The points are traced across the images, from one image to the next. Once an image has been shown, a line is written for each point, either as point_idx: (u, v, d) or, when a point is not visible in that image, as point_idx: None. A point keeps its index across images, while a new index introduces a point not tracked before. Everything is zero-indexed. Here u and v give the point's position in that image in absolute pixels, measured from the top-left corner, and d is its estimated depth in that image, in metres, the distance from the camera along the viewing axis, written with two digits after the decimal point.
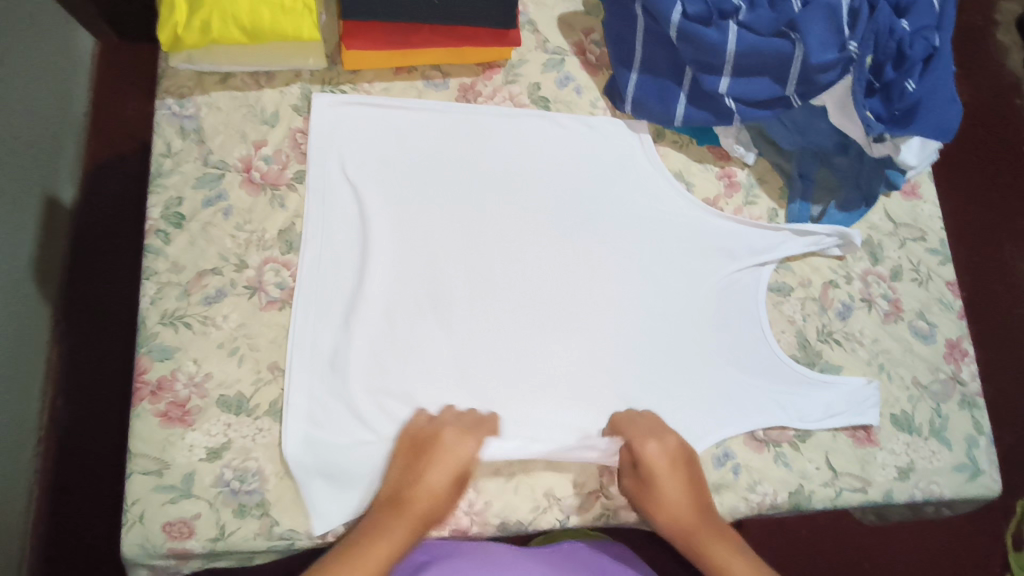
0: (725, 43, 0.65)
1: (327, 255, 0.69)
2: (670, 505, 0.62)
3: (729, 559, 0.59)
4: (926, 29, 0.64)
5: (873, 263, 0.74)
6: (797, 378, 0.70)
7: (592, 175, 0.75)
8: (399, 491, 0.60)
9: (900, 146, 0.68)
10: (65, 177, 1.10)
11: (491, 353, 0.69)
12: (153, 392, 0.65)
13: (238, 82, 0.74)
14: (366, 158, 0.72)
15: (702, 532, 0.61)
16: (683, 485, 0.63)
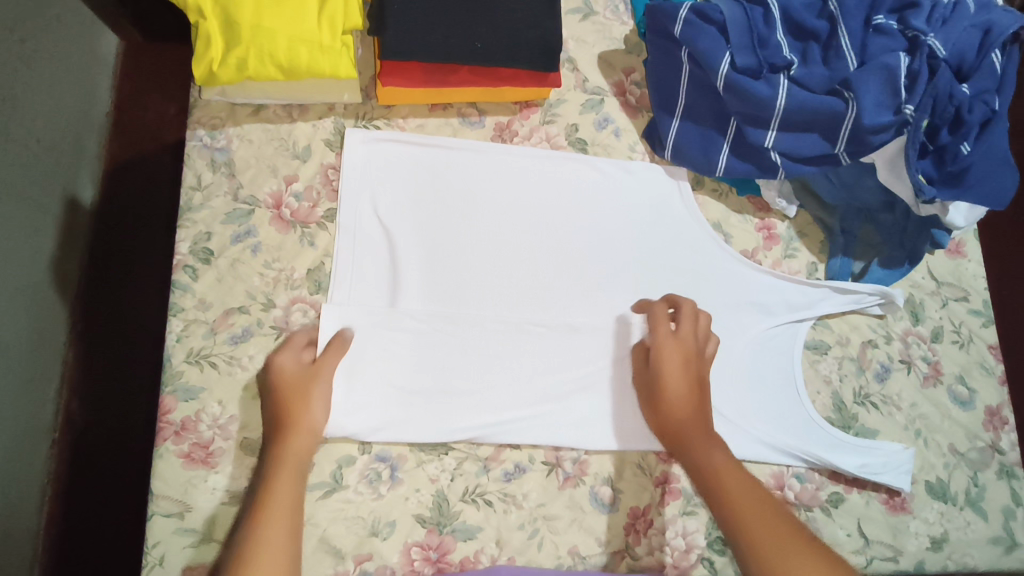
0: (774, 98, 0.63)
1: (355, 302, 0.66)
2: (670, 396, 0.64)
3: (712, 460, 0.59)
4: (986, 93, 0.62)
5: (913, 324, 0.72)
6: (836, 444, 0.68)
7: (629, 223, 0.73)
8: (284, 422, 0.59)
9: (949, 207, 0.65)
10: (85, 180, 1.09)
11: (523, 409, 0.67)
12: (176, 432, 0.64)
13: (270, 115, 0.72)
14: (398, 198, 0.69)
15: (692, 436, 0.61)
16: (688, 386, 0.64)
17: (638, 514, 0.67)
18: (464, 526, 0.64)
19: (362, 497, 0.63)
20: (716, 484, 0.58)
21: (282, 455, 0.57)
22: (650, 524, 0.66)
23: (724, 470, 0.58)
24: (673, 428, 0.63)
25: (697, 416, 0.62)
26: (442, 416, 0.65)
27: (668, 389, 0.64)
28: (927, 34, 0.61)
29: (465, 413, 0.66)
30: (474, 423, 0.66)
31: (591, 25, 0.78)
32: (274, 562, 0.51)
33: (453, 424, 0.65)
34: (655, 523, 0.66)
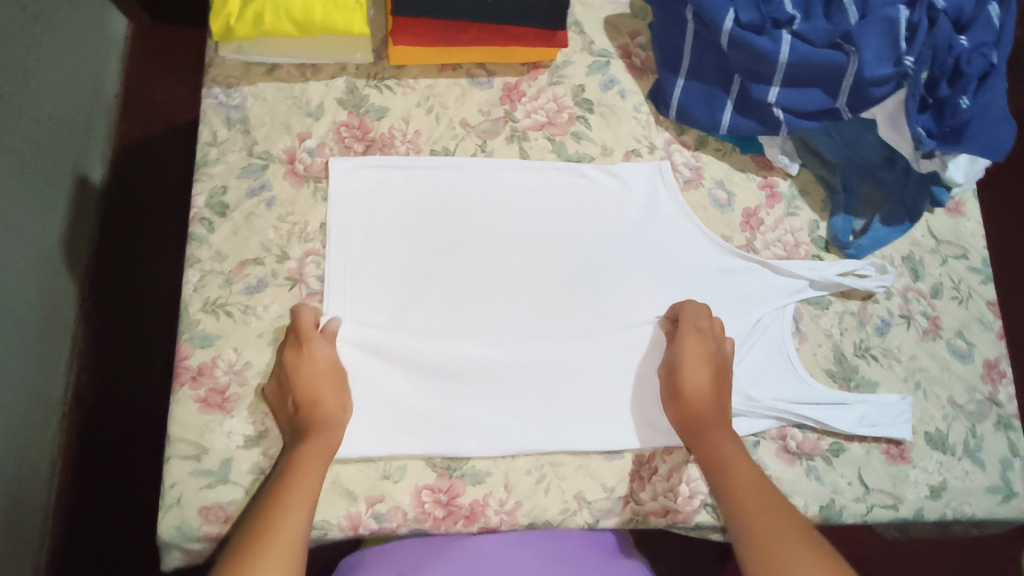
0: (777, 52, 0.65)
1: (355, 318, 0.67)
2: (692, 391, 0.65)
3: (727, 449, 0.62)
4: (984, 47, 0.63)
5: (913, 280, 0.74)
6: (841, 412, 0.68)
7: (627, 192, 0.74)
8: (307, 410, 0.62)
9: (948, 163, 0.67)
10: (94, 157, 1.11)
11: (524, 403, 0.68)
12: (193, 377, 0.66)
13: (284, 74, 0.74)
14: (404, 182, 0.72)
15: (711, 417, 0.64)
16: (714, 376, 0.66)
17: (643, 461, 0.68)
18: (473, 471, 0.66)
19: (375, 443, 0.64)
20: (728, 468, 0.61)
21: (305, 454, 0.59)
22: (654, 471, 0.68)
23: (734, 456, 0.62)
24: (699, 405, 0.64)
25: (719, 403, 0.65)
26: (440, 415, 0.66)
27: (700, 374, 0.66)
28: None
29: (458, 405, 0.67)
30: (473, 419, 0.66)
31: None
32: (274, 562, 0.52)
33: (454, 419, 0.66)
34: (660, 470, 0.68)
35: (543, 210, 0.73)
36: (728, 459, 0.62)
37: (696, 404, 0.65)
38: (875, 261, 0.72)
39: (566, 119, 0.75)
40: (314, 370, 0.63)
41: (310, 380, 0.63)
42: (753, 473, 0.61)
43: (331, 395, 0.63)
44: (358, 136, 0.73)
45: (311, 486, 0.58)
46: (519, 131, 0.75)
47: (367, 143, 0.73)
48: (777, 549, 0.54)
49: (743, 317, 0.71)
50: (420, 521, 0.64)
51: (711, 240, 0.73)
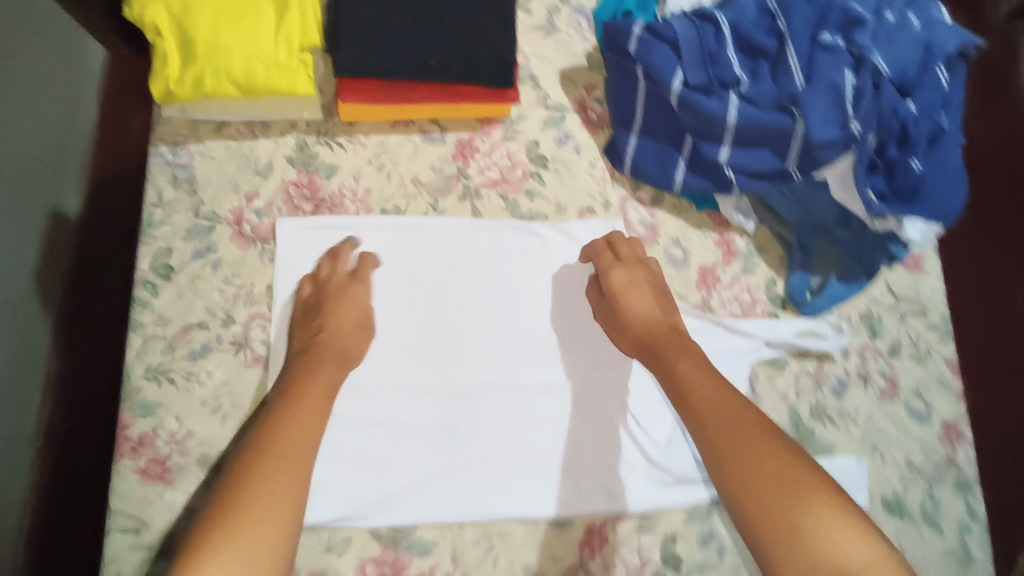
0: (726, 114, 0.64)
1: None
2: (631, 314, 0.67)
3: (676, 360, 0.62)
4: (933, 109, 0.62)
5: (871, 338, 0.72)
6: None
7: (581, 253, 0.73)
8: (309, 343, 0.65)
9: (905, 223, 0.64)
10: (70, 187, 1.09)
11: (472, 473, 0.66)
12: (133, 448, 0.65)
13: (233, 131, 0.73)
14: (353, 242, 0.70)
15: (660, 341, 0.64)
16: (651, 300, 0.67)
17: (595, 528, 0.66)
18: (420, 541, 0.64)
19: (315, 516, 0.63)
20: (682, 378, 0.60)
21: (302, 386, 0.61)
22: (605, 539, 0.66)
23: (687, 371, 0.61)
24: (648, 328, 0.66)
25: (667, 326, 0.66)
26: (383, 483, 0.65)
27: (633, 293, 0.67)
28: (872, 51, 0.61)
29: (401, 473, 0.65)
30: (417, 488, 0.65)
31: (553, 42, 0.79)
32: (275, 498, 0.52)
33: (396, 489, 0.65)
34: (611, 539, 0.66)
35: (495, 268, 0.71)
36: (679, 375, 0.61)
37: (647, 327, 0.65)
38: (830, 320, 0.72)
39: (520, 176, 0.74)
40: (355, 306, 0.67)
41: (338, 317, 0.66)
42: (710, 384, 0.59)
43: (352, 331, 0.66)
44: (307, 195, 0.72)
45: (314, 417, 0.59)
46: (471, 188, 0.74)
47: (316, 202, 0.72)
48: (738, 460, 0.53)
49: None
50: None
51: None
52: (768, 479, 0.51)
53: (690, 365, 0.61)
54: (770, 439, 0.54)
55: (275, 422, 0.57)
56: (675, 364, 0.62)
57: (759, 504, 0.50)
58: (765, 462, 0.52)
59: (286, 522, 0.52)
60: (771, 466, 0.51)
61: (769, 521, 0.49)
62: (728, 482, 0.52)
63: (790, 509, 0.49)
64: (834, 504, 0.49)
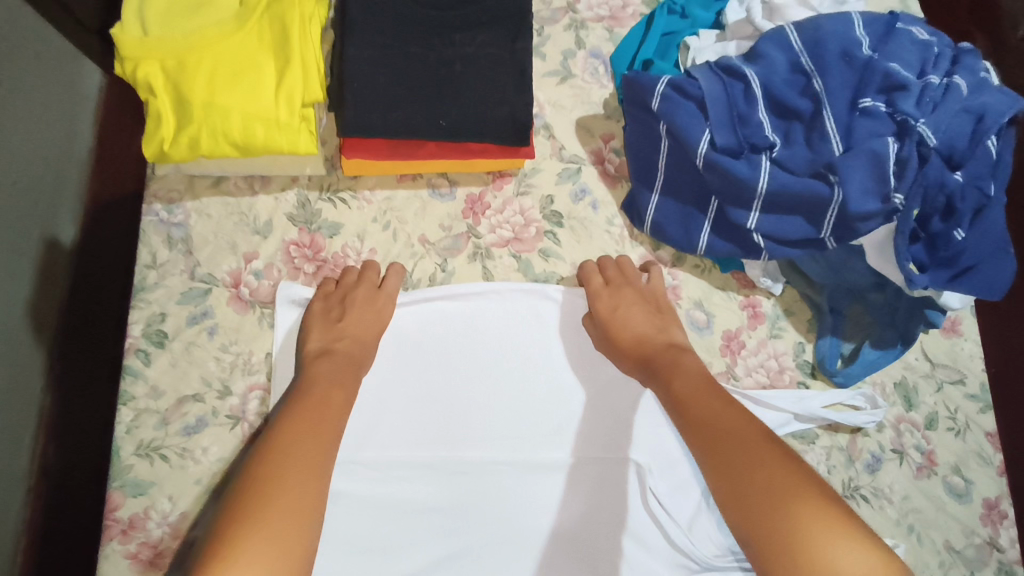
0: (756, 180, 0.60)
1: None
2: (628, 331, 0.64)
3: (675, 372, 0.60)
4: (981, 179, 0.58)
5: (906, 409, 0.68)
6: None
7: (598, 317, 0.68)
8: (330, 343, 0.62)
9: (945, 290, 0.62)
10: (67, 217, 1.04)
11: (482, 559, 0.62)
12: (123, 531, 0.61)
13: (231, 187, 0.69)
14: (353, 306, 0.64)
15: (657, 357, 0.62)
16: (646, 316, 0.65)
17: None
18: None
19: None
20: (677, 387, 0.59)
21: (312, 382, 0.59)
22: None
23: (679, 387, 0.59)
24: (644, 343, 0.64)
25: (664, 340, 0.63)
26: (388, 571, 0.60)
27: (627, 312, 0.65)
28: (917, 119, 0.56)
29: (407, 559, 0.61)
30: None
31: (569, 89, 0.75)
32: (299, 491, 0.49)
33: None
34: None
35: (507, 334, 0.67)
36: (676, 390, 0.58)
37: (643, 345, 0.63)
38: (864, 392, 0.67)
39: (534, 234, 0.70)
40: (364, 323, 0.64)
41: (348, 324, 0.63)
42: (711, 397, 0.56)
43: (364, 338, 0.64)
44: (309, 255, 0.68)
45: (336, 417, 0.57)
46: (482, 248, 0.69)
47: (318, 263, 0.68)
48: (744, 468, 0.50)
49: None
50: None
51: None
52: (781, 482, 0.48)
53: (686, 381, 0.59)
54: (772, 445, 0.51)
55: (287, 420, 0.54)
56: (670, 379, 0.60)
57: (771, 509, 0.47)
58: (774, 468, 0.49)
59: (307, 517, 0.48)
60: (782, 473, 0.48)
61: (747, 518, 0.48)
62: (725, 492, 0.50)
63: (795, 509, 0.46)
64: (820, 502, 0.46)
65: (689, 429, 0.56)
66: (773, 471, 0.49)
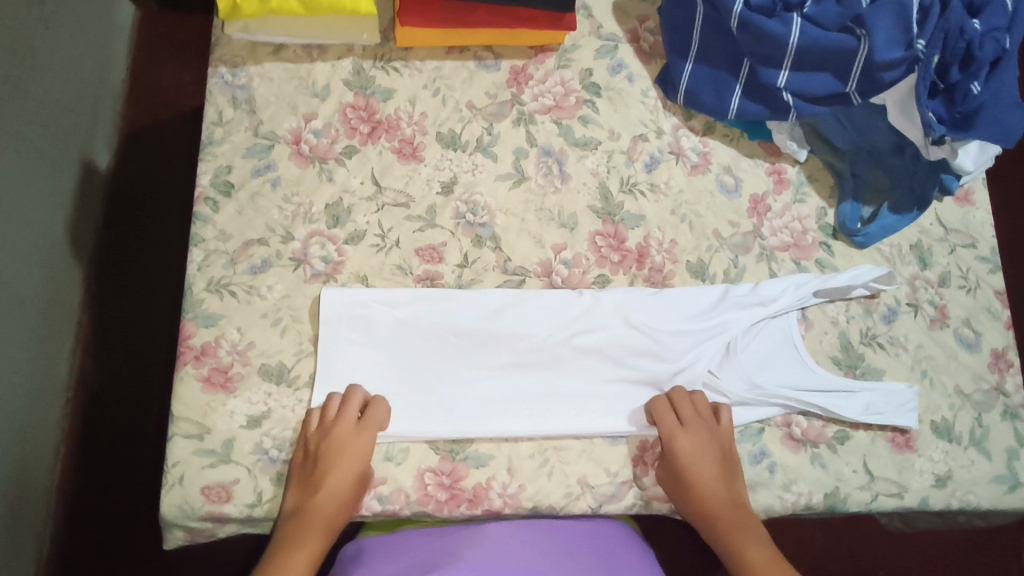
0: (787, 36, 0.65)
1: (354, 309, 0.67)
2: (701, 486, 0.63)
3: (752, 548, 0.62)
4: (997, 31, 0.62)
5: (921, 268, 0.73)
6: (845, 400, 0.68)
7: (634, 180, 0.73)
8: (308, 506, 0.61)
9: (958, 150, 0.67)
10: (101, 143, 1.08)
11: (528, 400, 0.67)
12: (196, 357, 0.66)
13: (290, 54, 0.74)
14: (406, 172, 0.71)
15: (725, 517, 0.64)
16: (716, 469, 0.64)
17: (646, 446, 0.67)
18: (476, 453, 0.65)
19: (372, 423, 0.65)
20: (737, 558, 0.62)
21: (296, 537, 0.60)
22: (658, 456, 0.67)
23: (758, 561, 0.62)
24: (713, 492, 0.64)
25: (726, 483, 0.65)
26: (439, 400, 0.66)
27: (700, 461, 0.64)
28: None
29: (461, 390, 0.67)
30: (475, 408, 0.66)
31: None
32: None
33: (454, 406, 0.66)
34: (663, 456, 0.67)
35: (549, 192, 0.72)
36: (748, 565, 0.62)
37: (708, 502, 0.63)
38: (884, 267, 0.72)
39: (574, 103, 0.75)
40: (343, 468, 0.62)
41: (338, 488, 0.62)
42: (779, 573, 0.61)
43: (344, 507, 0.62)
44: (364, 117, 0.73)
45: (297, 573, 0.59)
46: (526, 114, 0.74)
47: (373, 125, 0.73)
48: None
49: (747, 309, 0.70)
50: (423, 503, 0.64)
51: (713, 230, 0.73)
52: None
53: (766, 557, 0.62)
54: None
55: None
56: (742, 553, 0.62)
57: None
58: None
59: None
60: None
61: None
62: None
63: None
64: None
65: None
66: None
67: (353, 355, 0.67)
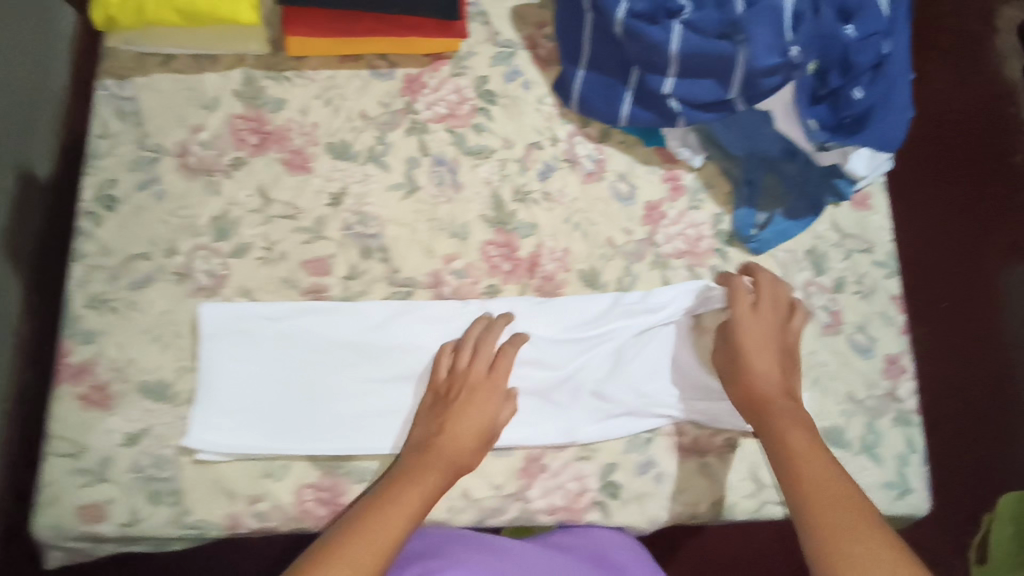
0: (668, 43, 0.64)
1: (234, 325, 0.67)
2: (753, 370, 0.64)
3: (792, 430, 0.61)
4: (875, 36, 0.62)
5: (816, 274, 0.73)
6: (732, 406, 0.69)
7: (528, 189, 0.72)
8: (430, 436, 0.63)
9: (848, 154, 0.69)
10: (40, 150, 1.03)
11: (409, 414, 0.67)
12: (74, 374, 0.65)
13: (179, 64, 0.72)
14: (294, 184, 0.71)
15: (777, 403, 0.63)
16: (774, 356, 0.65)
17: (532, 458, 0.67)
18: (358, 468, 0.66)
19: (249, 440, 0.64)
20: (784, 450, 0.60)
21: (400, 471, 0.61)
22: (543, 468, 0.67)
23: (801, 445, 0.60)
24: (753, 386, 0.64)
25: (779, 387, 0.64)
26: (319, 416, 0.66)
27: (756, 348, 0.65)
28: None
29: (341, 405, 0.66)
30: (355, 423, 0.66)
31: None
32: None
33: (333, 422, 0.66)
34: (550, 468, 0.67)
35: (441, 202, 0.71)
36: (792, 446, 0.60)
37: (763, 390, 0.64)
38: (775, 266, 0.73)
39: (468, 111, 0.74)
40: (477, 411, 0.63)
41: (458, 427, 0.63)
42: (822, 466, 0.58)
43: (466, 443, 0.63)
44: (253, 128, 0.71)
45: (413, 502, 0.59)
46: (419, 123, 0.73)
47: (262, 135, 0.71)
48: (845, 546, 0.53)
49: (634, 317, 0.70)
50: (301, 519, 0.64)
51: (607, 238, 0.72)
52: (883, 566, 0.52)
53: (806, 444, 0.60)
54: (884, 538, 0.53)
55: (375, 503, 0.59)
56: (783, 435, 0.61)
57: None
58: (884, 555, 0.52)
59: None
60: (882, 546, 0.52)
61: None
62: (820, 562, 0.53)
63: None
64: None
65: (794, 491, 0.58)
66: (878, 551, 0.52)
67: (235, 369, 0.66)
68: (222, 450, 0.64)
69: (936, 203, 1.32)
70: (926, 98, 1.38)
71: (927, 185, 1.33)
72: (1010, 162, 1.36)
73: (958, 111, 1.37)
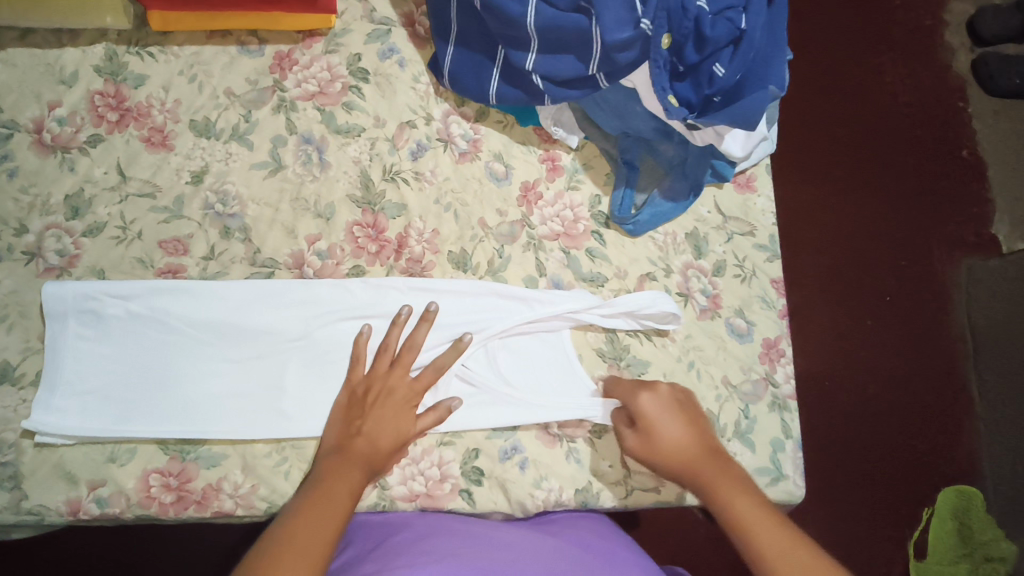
0: (524, 17, 0.62)
1: (79, 304, 0.64)
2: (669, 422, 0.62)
3: (730, 484, 0.58)
4: (730, 10, 0.60)
5: (695, 257, 0.72)
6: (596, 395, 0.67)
7: (399, 168, 0.71)
8: (346, 437, 0.61)
9: (724, 134, 0.64)
10: None
11: (261, 398, 0.64)
12: None
13: (38, 39, 0.70)
14: (155, 163, 0.69)
15: (705, 462, 0.60)
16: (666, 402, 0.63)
17: None
18: (208, 453, 0.63)
19: (91, 423, 0.62)
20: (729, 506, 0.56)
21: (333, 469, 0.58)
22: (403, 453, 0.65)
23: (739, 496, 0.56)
24: (680, 464, 0.60)
25: (707, 453, 0.61)
26: (166, 399, 0.63)
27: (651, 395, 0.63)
28: None
29: (190, 389, 0.64)
30: (204, 407, 0.63)
31: None
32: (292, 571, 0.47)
33: (180, 406, 0.63)
34: (411, 454, 0.65)
35: (307, 180, 0.70)
36: (743, 517, 0.55)
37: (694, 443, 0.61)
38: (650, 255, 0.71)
39: (338, 89, 0.72)
40: (394, 413, 0.62)
41: (372, 426, 0.61)
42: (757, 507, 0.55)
43: (378, 436, 0.60)
44: (112, 105, 0.69)
45: (343, 490, 0.56)
46: (287, 100, 0.71)
47: (122, 113, 0.69)
48: None
49: (500, 301, 0.68)
50: (144, 506, 0.62)
51: (479, 220, 0.71)
52: None
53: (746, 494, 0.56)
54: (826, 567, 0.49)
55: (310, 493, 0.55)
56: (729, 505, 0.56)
57: None
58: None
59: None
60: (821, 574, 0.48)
61: None
62: None
63: None
64: None
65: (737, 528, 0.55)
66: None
67: (81, 352, 0.63)
68: (61, 432, 0.61)
69: (886, 195, 1.29)
70: (878, 85, 1.33)
71: (876, 175, 1.29)
72: (960, 153, 1.31)
73: (907, 100, 1.32)
